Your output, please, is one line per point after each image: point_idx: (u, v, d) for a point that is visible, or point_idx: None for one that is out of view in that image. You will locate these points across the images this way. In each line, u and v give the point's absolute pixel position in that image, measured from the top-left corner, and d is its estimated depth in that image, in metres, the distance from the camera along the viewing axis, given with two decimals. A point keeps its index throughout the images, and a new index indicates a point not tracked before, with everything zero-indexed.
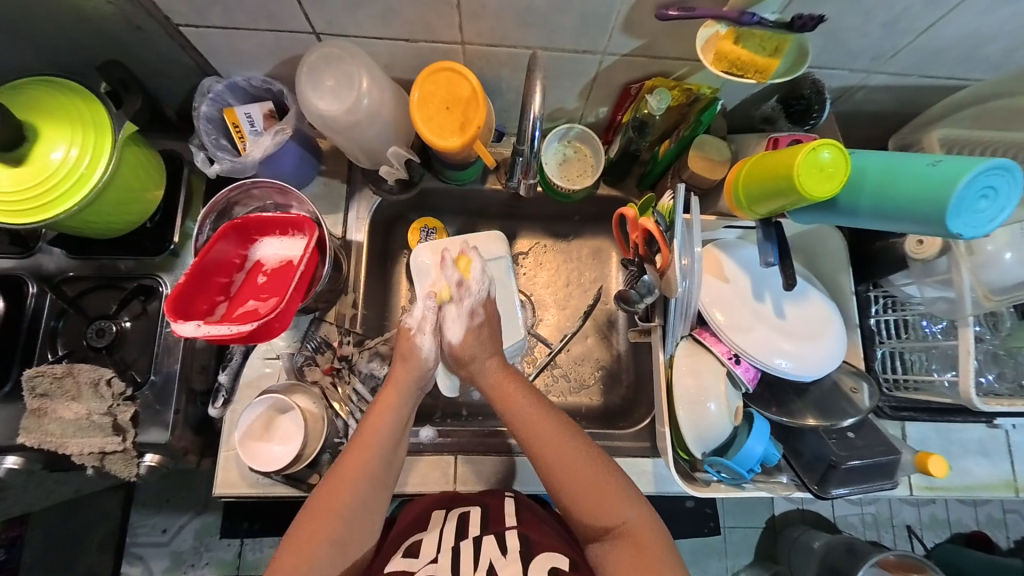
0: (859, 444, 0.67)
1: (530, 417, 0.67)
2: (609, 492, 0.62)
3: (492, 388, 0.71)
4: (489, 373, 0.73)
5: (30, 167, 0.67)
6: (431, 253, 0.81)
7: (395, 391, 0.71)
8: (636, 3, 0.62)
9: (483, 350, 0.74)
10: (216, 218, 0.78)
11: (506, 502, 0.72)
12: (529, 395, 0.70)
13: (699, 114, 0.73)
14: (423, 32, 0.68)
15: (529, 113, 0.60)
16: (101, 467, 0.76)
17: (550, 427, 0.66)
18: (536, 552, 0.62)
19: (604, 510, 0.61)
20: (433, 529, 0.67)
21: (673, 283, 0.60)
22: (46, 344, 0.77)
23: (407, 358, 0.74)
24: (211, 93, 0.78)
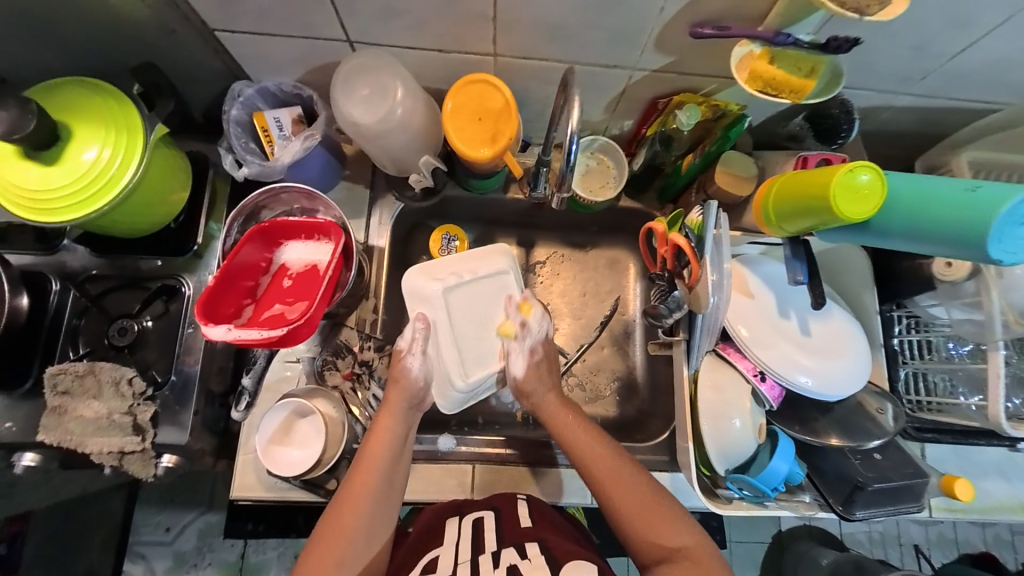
0: (885, 465, 0.66)
1: (580, 437, 0.69)
2: (664, 509, 0.62)
3: (550, 416, 0.72)
4: (546, 403, 0.74)
5: (62, 166, 0.67)
6: (422, 274, 0.78)
7: (389, 414, 0.69)
8: (669, 21, 0.63)
9: (543, 384, 0.75)
10: (244, 221, 0.78)
11: (519, 506, 0.71)
12: (584, 419, 0.72)
13: (728, 130, 0.73)
14: (454, 43, 0.69)
15: (567, 128, 0.60)
16: (118, 467, 0.75)
17: (607, 454, 0.66)
18: (562, 559, 0.59)
19: (661, 529, 0.60)
20: (448, 541, 0.65)
21: (706, 298, 0.60)
22: (68, 342, 0.77)
23: (398, 379, 0.72)
24: (241, 97, 0.78)
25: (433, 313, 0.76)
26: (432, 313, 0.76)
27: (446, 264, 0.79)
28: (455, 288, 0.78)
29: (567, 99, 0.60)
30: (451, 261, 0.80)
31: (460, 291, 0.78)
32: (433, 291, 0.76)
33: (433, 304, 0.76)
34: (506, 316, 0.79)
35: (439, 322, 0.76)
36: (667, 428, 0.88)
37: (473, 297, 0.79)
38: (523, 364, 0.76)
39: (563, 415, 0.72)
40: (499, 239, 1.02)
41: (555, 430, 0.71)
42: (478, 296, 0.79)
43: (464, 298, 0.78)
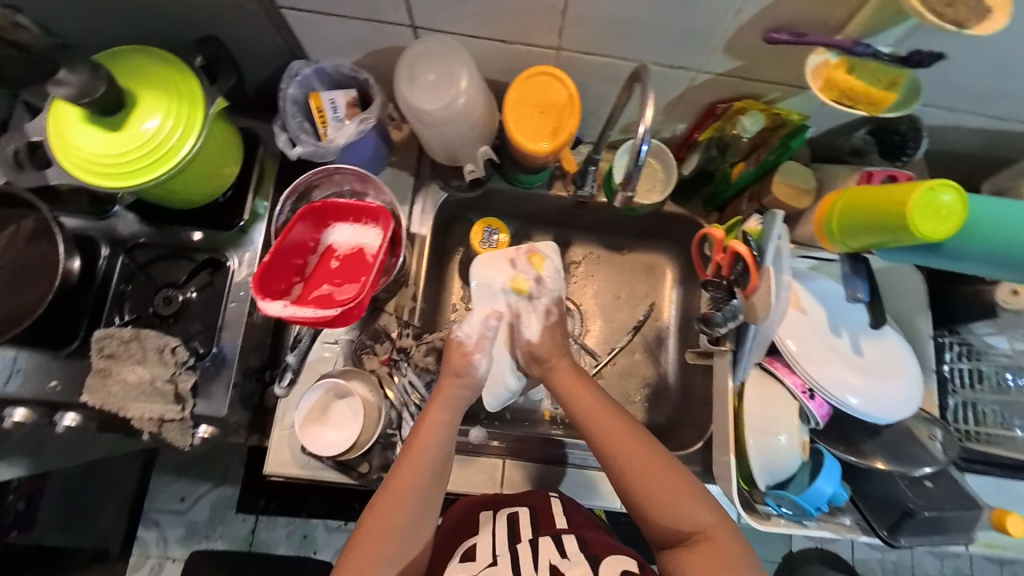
0: (938, 495, 0.64)
1: (596, 410, 0.68)
2: (682, 490, 0.61)
3: (561, 385, 0.73)
4: (559, 372, 0.74)
5: (125, 133, 0.68)
6: (499, 263, 0.81)
7: (441, 408, 0.70)
8: (744, 24, 0.62)
9: (556, 348, 0.76)
10: (296, 200, 0.79)
11: (552, 504, 0.71)
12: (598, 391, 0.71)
13: (787, 139, 0.73)
14: (519, 34, 0.68)
15: (641, 125, 0.60)
16: (157, 433, 0.76)
17: (625, 430, 0.66)
18: (601, 554, 0.60)
19: (677, 509, 0.60)
20: (484, 530, 0.67)
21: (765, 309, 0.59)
22: (114, 307, 0.78)
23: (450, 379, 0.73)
24: (299, 76, 0.78)
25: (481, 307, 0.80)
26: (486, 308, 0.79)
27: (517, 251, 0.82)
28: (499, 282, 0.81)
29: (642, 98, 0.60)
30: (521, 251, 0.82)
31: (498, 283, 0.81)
32: (497, 284, 0.80)
33: (500, 299, 0.80)
34: (519, 271, 0.80)
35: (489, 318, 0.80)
36: (699, 438, 0.86)
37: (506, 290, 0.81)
38: (539, 330, 0.77)
39: (576, 385, 0.72)
40: (536, 235, 1.01)
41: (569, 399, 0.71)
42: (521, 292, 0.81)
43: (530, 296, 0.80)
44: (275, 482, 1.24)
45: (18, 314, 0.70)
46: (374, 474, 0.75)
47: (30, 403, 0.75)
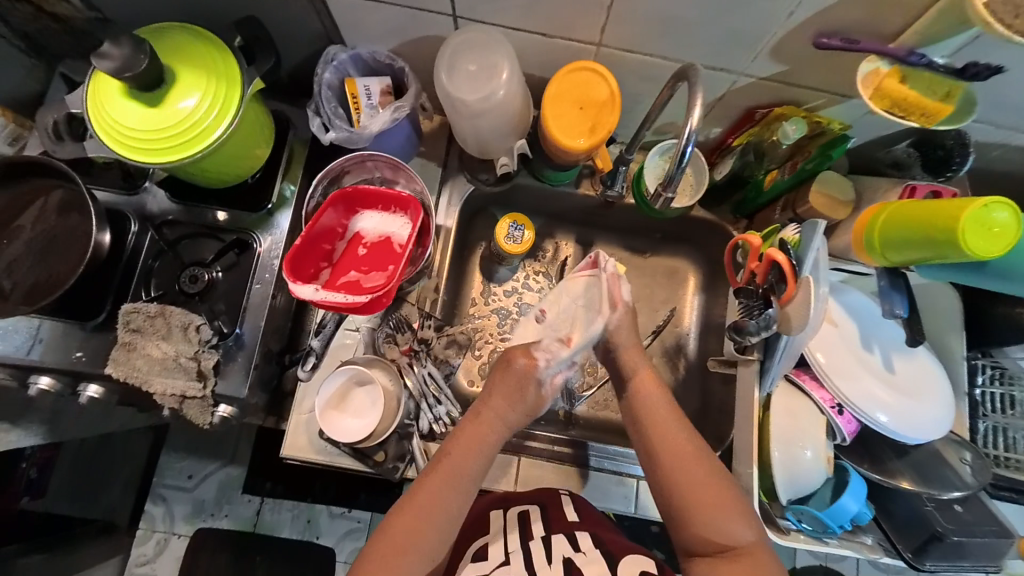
0: (968, 519, 0.68)
1: (658, 414, 0.67)
2: (728, 507, 0.59)
3: (633, 377, 0.70)
4: (631, 363, 0.71)
5: (161, 110, 0.68)
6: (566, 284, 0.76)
7: (485, 428, 0.66)
8: (794, 28, 0.61)
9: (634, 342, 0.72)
10: (328, 183, 0.80)
11: (563, 501, 0.70)
12: (665, 390, 0.69)
13: (826, 148, 0.72)
14: (562, 28, 0.68)
15: (686, 125, 0.60)
16: (176, 408, 0.77)
17: (683, 440, 0.64)
18: (621, 555, 0.59)
19: (720, 524, 0.58)
20: (496, 532, 0.67)
21: (803, 318, 0.59)
22: (141, 282, 0.79)
23: (512, 398, 0.68)
24: (335, 61, 0.78)
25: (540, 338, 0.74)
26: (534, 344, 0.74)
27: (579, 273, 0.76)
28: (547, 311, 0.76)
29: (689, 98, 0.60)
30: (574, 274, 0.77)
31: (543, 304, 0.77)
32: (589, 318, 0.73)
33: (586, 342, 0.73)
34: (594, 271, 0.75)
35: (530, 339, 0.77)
36: (718, 447, 0.87)
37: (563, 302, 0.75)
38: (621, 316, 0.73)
39: (645, 385, 0.70)
40: (559, 234, 1.00)
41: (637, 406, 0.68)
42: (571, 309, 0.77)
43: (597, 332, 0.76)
44: (281, 465, 1.25)
45: (52, 283, 0.72)
46: (388, 463, 0.75)
47: (54, 373, 0.76)
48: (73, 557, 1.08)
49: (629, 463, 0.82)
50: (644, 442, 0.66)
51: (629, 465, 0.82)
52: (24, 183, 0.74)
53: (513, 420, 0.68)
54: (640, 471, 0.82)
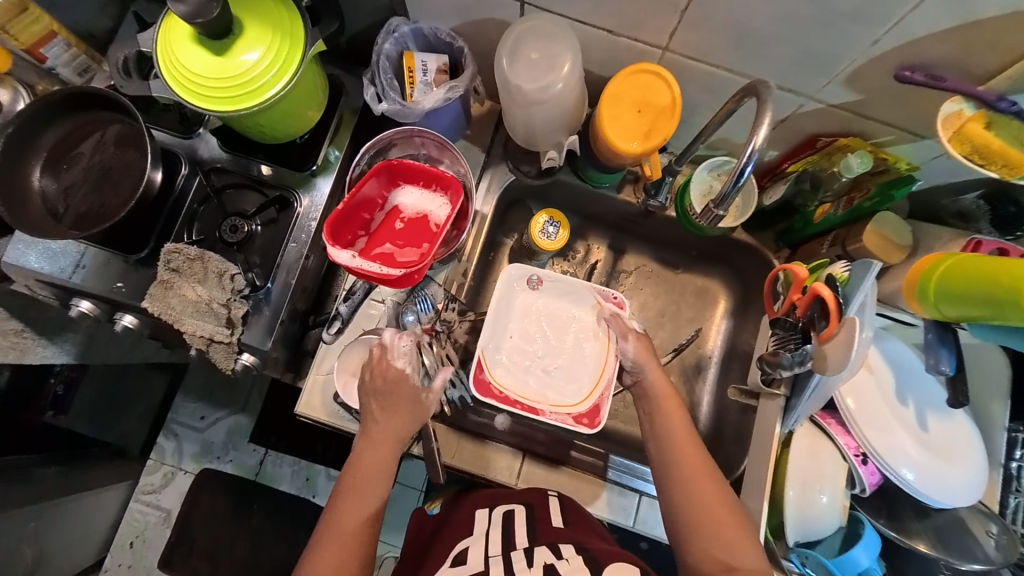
0: None
1: (681, 439, 0.68)
2: (737, 535, 0.61)
3: (657, 394, 0.73)
4: (656, 384, 0.74)
5: (226, 59, 0.69)
6: (569, 301, 0.85)
7: (383, 438, 0.71)
8: (875, 57, 0.59)
9: (649, 364, 0.75)
10: (374, 154, 0.81)
11: (552, 503, 0.72)
12: (684, 414, 0.71)
13: (889, 187, 0.70)
14: (629, 28, 0.66)
15: (749, 143, 0.58)
16: (203, 350, 0.80)
17: (704, 467, 0.66)
18: (606, 563, 0.59)
19: (724, 543, 0.60)
20: (478, 536, 0.68)
21: (840, 361, 0.58)
22: (184, 225, 0.81)
23: (398, 409, 0.72)
24: (397, 33, 0.78)
25: (542, 398, 0.80)
26: (533, 393, 0.80)
27: (578, 286, 0.84)
28: (551, 358, 0.83)
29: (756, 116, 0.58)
30: (567, 285, 0.84)
31: (550, 347, 0.83)
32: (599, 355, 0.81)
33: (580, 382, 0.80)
34: (598, 303, 0.83)
35: (531, 368, 0.82)
36: (726, 476, 0.86)
37: (572, 365, 0.82)
38: (634, 346, 0.76)
39: (670, 400, 0.72)
40: (592, 236, 0.99)
41: (658, 426, 0.70)
42: (561, 327, 0.84)
43: (581, 382, 0.81)
44: (289, 421, 1.29)
45: (106, 213, 0.75)
46: None
47: (94, 298, 0.80)
48: (88, 475, 1.13)
49: (633, 475, 0.82)
50: (667, 456, 0.67)
51: (631, 477, 0.81)
52: (87, 113, 0.77)
53: (399, 428, 0.71)
54: (642, 486, 0.81)
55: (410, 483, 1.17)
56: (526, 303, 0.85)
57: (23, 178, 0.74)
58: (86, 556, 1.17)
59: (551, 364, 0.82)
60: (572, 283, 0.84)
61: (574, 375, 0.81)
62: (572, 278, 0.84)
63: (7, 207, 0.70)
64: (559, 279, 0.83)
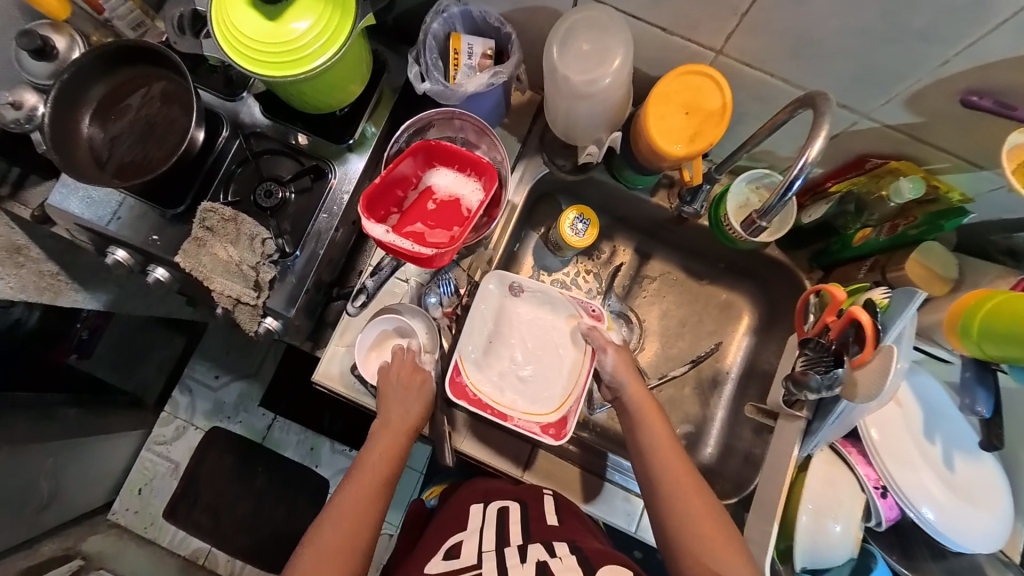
0: None
1: (663, 446, 0.68)
2: (726, 547, 0.60)
3: (636, 409, 0.72)
4: (634, 398, 0.73)
5: (277, 25, 0.69)
6: (544, 308, 0.83)
7: (394, 432, 0.72)
8: (941, 80, 0.56)
9: (630, 381, 0.75)
10: (413, 133, 0.81)
11: (546, 502, 0.72)
12: (667, 425, 0.71)
13: (938, 217, 0.68)
14: (685, 27, 0.64)
15: (802, 156, 0.56)
16: (228, 309, 0.82)
17: (689, 481, 0.65)
18: (598, 565, 0.58)
19: (712, 556, 0.60)
20: (472, 533, 0.68)
21: (871, 389, 0.57)
22: (221, 185, 0.82)
23: (411, 406, 0.75)
24: (445, 13, 0.76)
25: (513, 404, 0.78)
26: (505, 399, 0.78)
27: (553, 294, 0.81)
28: (528, 364, 0.81)
29: (810, 130, 0.56)
30: (545, 294, 0.81)
31: (527, 353, 0.81)
32: (572, 363, 0.81)
33: (551, 390, 0.79)
34: (577, 313, 0.81)
35: (506, 374, 0.80)
36: (734, 494, 0.85)
37: (546, 374, 0.81)
38: (613, 357, 0.77)
39: (652, 416, 0.71)
40: (619, 238, 0.98)
41: (642, 441, 0.70)
42: (542, 335, 0.82)
43: (551, 389, 0.79)
44: (301, 389, 1.31)
45: (147, 167, 0.77)
46: None
47: (129, 248, 0.82)
48: (106, 420, 1.17)
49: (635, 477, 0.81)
50: (648, 464, 0.68)
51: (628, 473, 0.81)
52: (136, 67, 0.79)
53: (411, 423, 0.73)
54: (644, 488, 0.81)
55: (411, 464, 1.17)
56: (506, 312, 0.82)
57: (73, 126, 0.76)
58: (98, 496, 1.21)
59: (522, 370, 0.81)
60: (549, 292, 0.81)
61: (545, 383, 0.80)
62: (550, 287, 0.80)
63: (56, 151, 0.72)
64: (538, 288, 0.80)
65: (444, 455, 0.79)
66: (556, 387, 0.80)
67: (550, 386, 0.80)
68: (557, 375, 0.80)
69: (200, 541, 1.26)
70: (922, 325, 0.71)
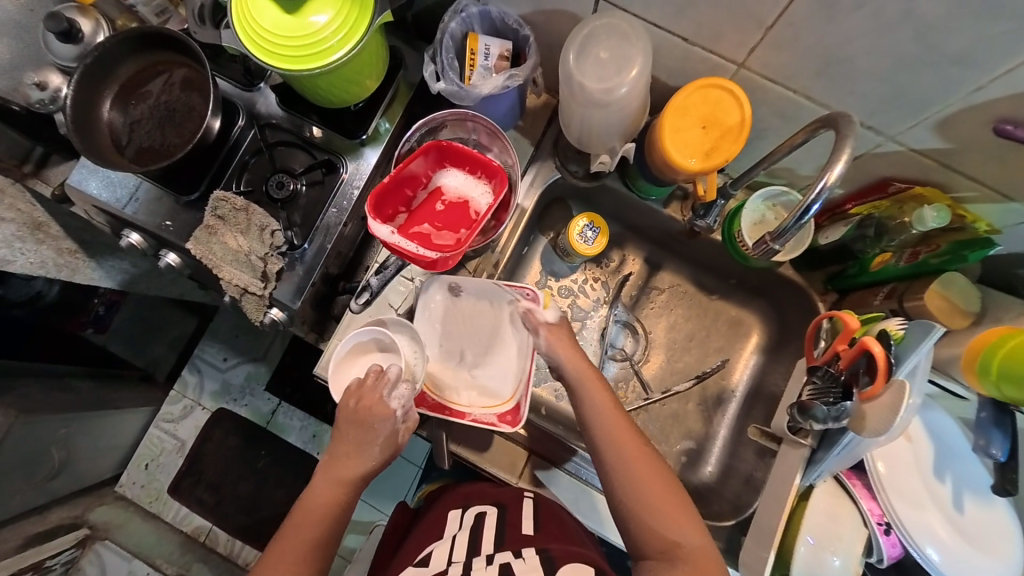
0: None
1: (615, 427, 0.66)
2: (693, 553, 0.59)
3: (577, 378, 0.70)
4: (573, 367, 0.71)
5: (294, 18, 0.69)
6: (483, 299, 0.79)
7: (360, 427, 0.68)
8: (973, 106, 0.54)
9: (564, 354, 0.72)
10: (426, 133, 0.80)
11: (525, 505, 0.72)
12: (611, 396, 0.70)
13: (961, 247, 0.65)
14: (708, 38, 0.62)
15: (822, 181, 0.54)
16: (236, 298, 0.83)
17: (652, 470, 0.64)
18: (559, 566, 0.59)
19: (669, 525, 0.60)
20: (445, 539, 0.68)
21: (880, 425, 0.56)
22: (234, 174, 0.83)
23: (376, 417, 0.68)
24: (464, 13, 0.76)
25: (470, 401, 0.78)
26: (461, 398, 0.78)
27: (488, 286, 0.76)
28: (478, 359, 0.81)
29: (831, 151, 0.54)
30: (475, 286, 0.77)
31: (476, 349, 0.81)
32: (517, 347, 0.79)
33: (503, 375, 0.79)
34: (514, 300, 0.76)
35: (459, 373, 0.80)
36: (733, 516, 0.82)
37: (497, 364, 0.80)
38: (546, 336, 0.74)
39: (593, 383, 0.70)
40: (630, 247, 0.96)
41: (588, 416, 0.68)
42: (486, 330, 0.81)
43: (503, 372, 0.79)
44: (306, 377, 1.32)
45: (164, 152, 0.78)
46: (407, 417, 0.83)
47: (143, 232, 0.84)
48: (118, 395, 1.20)
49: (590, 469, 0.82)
50: (596, 440, 0.66)
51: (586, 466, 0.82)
52: (159, 53, 0.79)
53: (380, 418, 0.67)
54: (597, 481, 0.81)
55: (411, 457, 1.18)
56: (448, 313, 0.80)
57: (94, 108, 0.77)
58: (107, 468, 1.24)
59: (474, 364, 0.80)
60: (476, 282, 0.77)
61: (498, 370, 0.80)
62: (483, 279, 0.76)
63: (77, 133, 0.74)
64: (471, 283, 0.77)
65: (443, 459, 0.79)
66: (507, 369, 0.79)
67: (502, 370, 0.80)
68: (505, 359, 0.80)
69: (201, 519, 1.28)
70: (937, 359, 0.68)
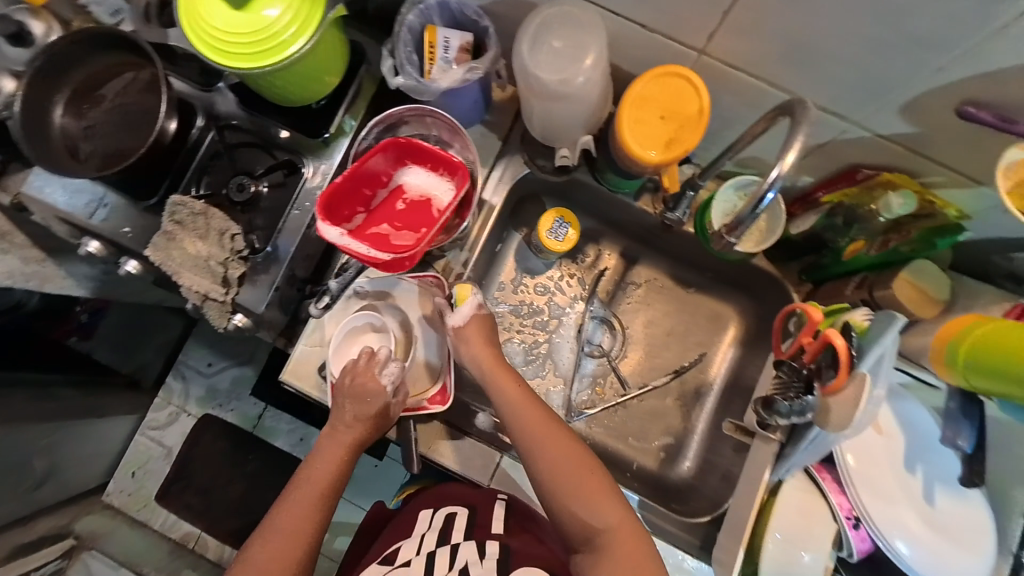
0: None
1: (528, 416, 0.67)
2: (627, 542, 0.60)
3: (486, 368, 0.71)
4: (480, 356, 0.72)
5: (246, 14, 0.66)
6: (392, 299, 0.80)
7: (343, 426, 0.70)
8: (940, 89, 0.52)
9: (472, 345, 0.73)
10: (384, 130, 0.78)
11: (495, 507, 0.70)
12: (522, 383, 0.71)
13: (931, 235, 0.66)
14: (668, 26, 0.60)
15: (775, 169, 0.53)
16: (198, 305, 0.81)
17: (567, 453, 0.64)
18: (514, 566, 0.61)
19: (591, 505, 0.61)
20: (413, 538, 0.68)
21: (843, 418, 0.55)
22: (193, 178, 0.80)
23: (361, 418, 0.70)
24: (422, 5, 0.73)
25: None
26: None
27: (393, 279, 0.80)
28: None
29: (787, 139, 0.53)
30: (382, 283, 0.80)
31: None
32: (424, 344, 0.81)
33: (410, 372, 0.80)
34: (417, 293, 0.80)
35: None
36: (709, 512, 0.81)
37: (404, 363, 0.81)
38: (469, 328, 0.74)
39: (498, 372, 0.71)
40: (604, 242, 0.94)
41: (500, 408, 0.69)
42: None
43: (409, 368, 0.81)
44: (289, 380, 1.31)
45: (119, 156, 0.76)
46: None
47: (102, 239, 0.82)
48: (105, 401, 1.19)
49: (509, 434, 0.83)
50: (512, 432, 0.67)
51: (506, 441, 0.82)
52: (114, 53, 0.77)
53: (367, 411, 0.70)
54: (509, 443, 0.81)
55: (394, 459, 1.17)
56: None
57: (45, 112, 0.74)
58: (93, 476, 1.22)
59: None
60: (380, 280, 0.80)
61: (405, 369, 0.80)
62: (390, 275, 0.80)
63: (27, 139, 0.71)
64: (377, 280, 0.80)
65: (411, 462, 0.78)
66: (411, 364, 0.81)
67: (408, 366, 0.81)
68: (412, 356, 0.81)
69: (190, 525, 1.26)
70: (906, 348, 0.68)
